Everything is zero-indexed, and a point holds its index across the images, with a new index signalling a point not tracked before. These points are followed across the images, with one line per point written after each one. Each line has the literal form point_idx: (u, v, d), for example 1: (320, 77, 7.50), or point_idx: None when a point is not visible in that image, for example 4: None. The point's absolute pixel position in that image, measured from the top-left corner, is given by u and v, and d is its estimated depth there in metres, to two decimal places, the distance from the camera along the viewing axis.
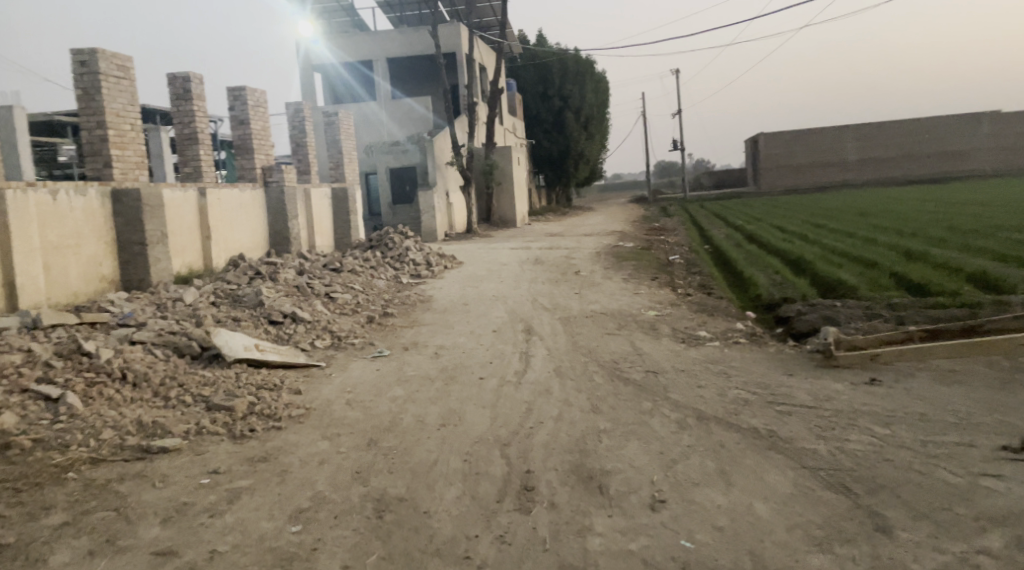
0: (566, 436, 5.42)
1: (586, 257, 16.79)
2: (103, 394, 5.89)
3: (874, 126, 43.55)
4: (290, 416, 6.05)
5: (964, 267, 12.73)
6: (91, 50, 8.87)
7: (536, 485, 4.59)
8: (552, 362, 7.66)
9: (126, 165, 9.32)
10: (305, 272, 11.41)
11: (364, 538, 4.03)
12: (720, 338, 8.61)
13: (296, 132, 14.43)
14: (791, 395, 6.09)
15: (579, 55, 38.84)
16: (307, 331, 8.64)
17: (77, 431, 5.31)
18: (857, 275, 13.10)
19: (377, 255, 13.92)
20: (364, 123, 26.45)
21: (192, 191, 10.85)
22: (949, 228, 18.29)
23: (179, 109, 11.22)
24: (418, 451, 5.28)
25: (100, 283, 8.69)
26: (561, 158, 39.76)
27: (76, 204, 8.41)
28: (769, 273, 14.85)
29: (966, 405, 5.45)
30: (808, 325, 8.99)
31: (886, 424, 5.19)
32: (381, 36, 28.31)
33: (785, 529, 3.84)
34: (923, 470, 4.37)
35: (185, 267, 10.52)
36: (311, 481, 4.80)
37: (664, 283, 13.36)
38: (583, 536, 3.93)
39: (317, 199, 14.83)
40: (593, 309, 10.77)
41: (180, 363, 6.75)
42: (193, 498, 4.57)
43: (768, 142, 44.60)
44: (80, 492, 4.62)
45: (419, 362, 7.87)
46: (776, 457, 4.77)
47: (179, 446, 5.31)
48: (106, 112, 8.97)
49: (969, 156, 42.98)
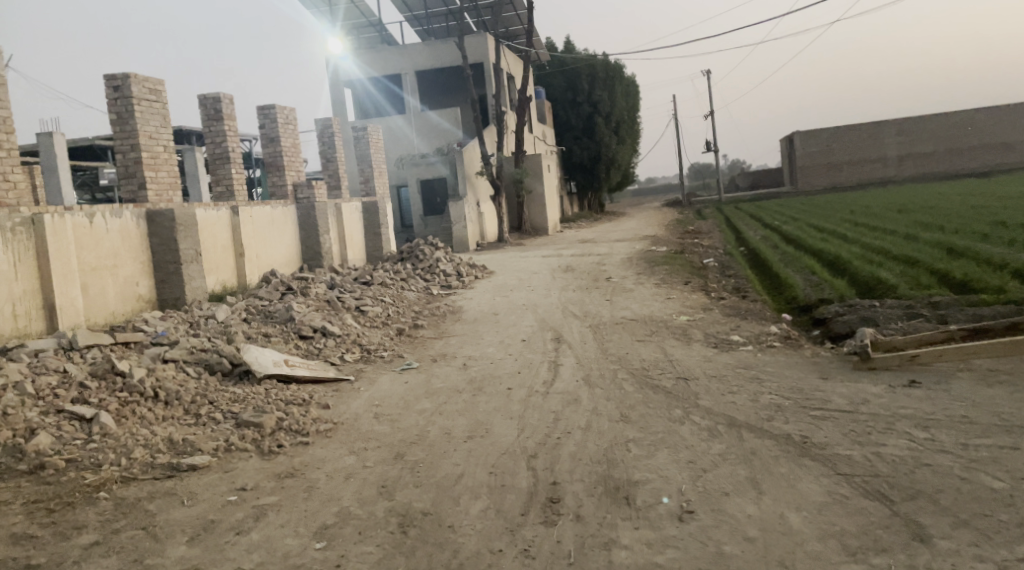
0: (594, 446, 5.34)
1: (618, 263, 16.65)
2: (135, 413, 5.96)
3: (914, 121, 42.57)
4: (318, 431, 6.06)
5: (1010, 262, 12.33)
6: (124, 75, 9.06)
7: (562, 497, 4.51)
8: (581, 371, 7.58)
9: (159, 186, 9.50)
10: (336, 286, 11.48)
11: (388, 554, 4.00)
12: (755, 342, 8.43)
13: (325, 148, 14.59)
14: (826, 399, 5.91)
15: (608, 60, 38.71)
16: (337, 345, 8.69)
17: (109, 450, 5.38)
18: (898, 274, 12.76)
19: (407, 267, 13.97)
20: (393, 137, 26.66)
21: (225, 209, 11.02)
22: (994, 223, 17.75)
23: (210, 129, 11.40)
24: (444, 464, 5.24)
25: (137, 302, 8.85)
26: (592, 164, 39.58)
27: (112, 227, 8.58)
28: (806, 274, 14.56)
29: (1011, 407, 5.22)
30: (845, 326, 8.77)
31: (925, 427, 5.00)
32: (409, 50, 28.58)
33: (818, 539, 3.71)
34: (964, 475, 4.19)
35: (219, 285, 10.67)
36: (337, 496, 4.79)
37: (697, 287, 13.18)
38: (608, 549, 3.84)
39: (348, 214, 14.97)
40: (624, 316, 10.65)
41: (211, 380, 6.81)
42: (221, 515, 4.59)
43: (803, 141, 43.95)
44: (111, 511, 4.68)
45: (447, 374, 7.84)
46: (810, 464, 4.62)
47: (208, 463, 5.35)
48: (139, 135, 9.16)
49: (1015, 148, 41.73)
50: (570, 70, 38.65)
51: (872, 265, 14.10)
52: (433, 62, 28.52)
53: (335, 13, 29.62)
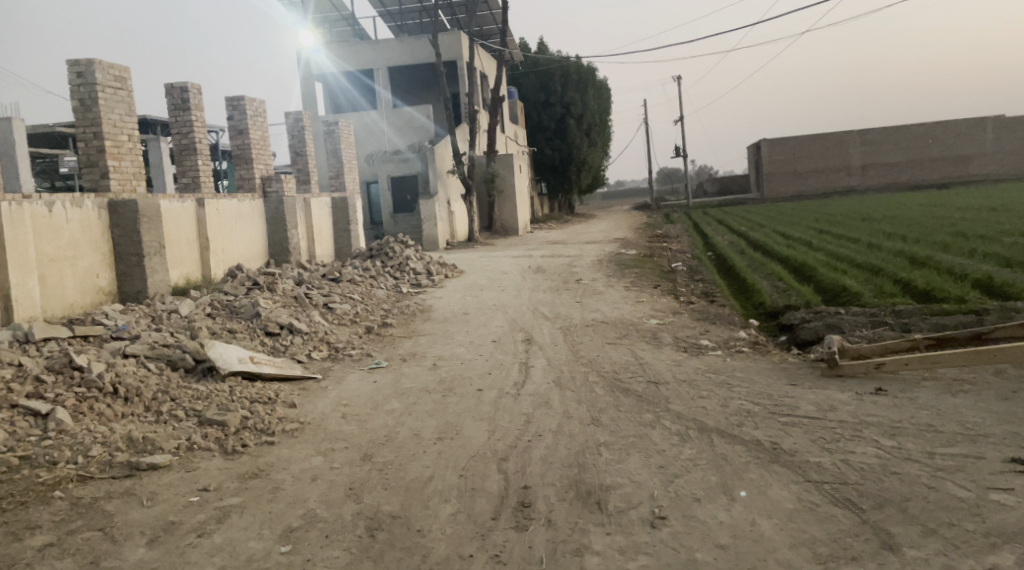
0: (566, 449, 5.31)
1: (588, 264, 16.71)
2: (93, 409, 5.78)
3: (878, 131, 43.48)
4: (284, 431, 5.92)
5: (970, 272, 12.62)
6: (88, 61, 8.81)
7: (533, 502, 4.47)
8: (552, 373, 7.56)
9: (123, 176, 9.24)
10: (304, 282, 11.28)
11: (356, 558, 3.92)
12: (723, 347, 8.48)
13: (295, 141, 14.35)
14: (795, 405, 5.96)
15: (581, 63, 38.89)
16: (304, 342, 8.54)
17: (65, 448, 5.20)
18: (862, 282, 12.99)
19: (377, 264, 13.80)
20: (364, 132, 26.36)
21: (190, 201, 10.78)
22: (954, 234, 18.16)
23: (177, 119, 11.14)
24: (413, 466, 5.16)
25: (96, 295, 8.60)
26: (563, 166, 39.68)
27: (71, 216, 8.32)
28: (773, 280, 14.74)
29: (974, 415, 5.31)
30: (811, 333, 8.86)
31: (891, 435, 5.07)
32: (382, 45, 28.35)
33: (789, 546, 3.71)
34: (931, 484, 4.23)
35: (183, 278, 10.43)
36: (303, 498, 4.68)
37: (666, 291, 13.25)
38: (581, 556, 3.80)
39: (317, 209, 14.75)
40: (595, 318, 10.65)
41: (173, 376, 6.63)
42: (182, 516, 4.46)
43: (771, 149, 44.56)
44: (66, 511, 4.52)
45: (416, 374, 7.75)
46: (780, 470, 4.64)
47: (169, 462, 5.20)
48: (102, 123, 8.91)
49: (974, 161, 42.85)
50: (543, 71, 38.68)
51: (837, 272, 14.33)
52: (407, 58, 28.34)
53: (308, 6, 29.23)
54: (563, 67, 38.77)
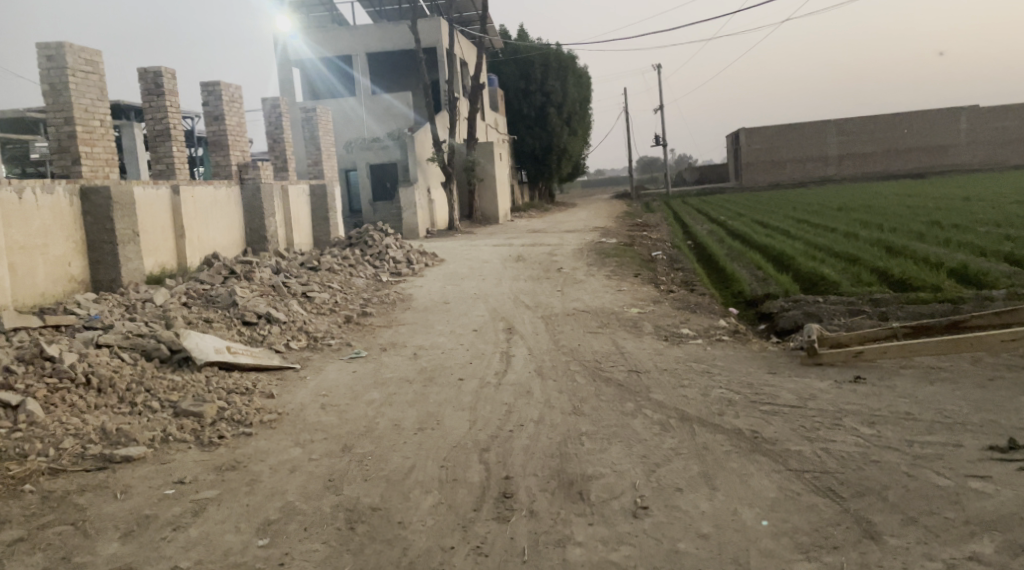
0: (547, 439, 5.28)
1: (568, 253, 16.68)
2: (65, 401, 5.66)
3: (855, 122, 43.88)
4: (261, 422, 5.84)
5: (945, 261, 12.77)
6: (58, 44, 8.59)
7: (515, 492, 4.44)
8: (533, 362, 7.52)
9: (95, 162, 9.02)
10: (281, 271, 11.14)
11: (335, 551, 3.86)
12: (704, 335, 8.49)
13: (272, 128, 14.14)
14: (774, 394, 5.97)
15: (561, 51, 38.77)
16: (282, 331, 8.42)
17: (37, 440, 5.08)
18: (840, 271, 13.10)
19: (356, 253, 13.69)
20: (343, 119, 26.05)
21: (165, 188, 10.58)
22: (929, 223, 18.35)
23: (150, 104, 10.92)
24: (393, 457, 5.10)
25: (68, 284, 8.41)
26: (544, 154, 39.58)
27: (43, 203, 8.13)
28: (752, 269, 14.83)
29: (952, 403, 5.35)
30: (790, 321, 8.89)
31: (871, 424, 5.09)
32: (361, 31, 28.03)
33: (771, 536, 3.71)
34: (911, 472, 4.25)
35: (158, 267, 10.26)
36: (281, 491, 4.61)
37: (647, 280, 13.28)
38: (563, 547, 3.77)
39: (295, 197, 14.57)
40: (576, 307, 10.63)
41: (148, 367, 6.50)
42: (157, 509, 4.37)
43: (750, 138, 44.74)
44: (37, 505, 4.41)
45: (397, 364, 7.68)
46: (761, 460, 4.64)
47: (144, 455, 5.10)
48: (74, 107, 8.70)
49: (948, 151, 43.37)
50: (523, 59, 38.51)
51: (815, 261, 14.41)
52: (386, 45, 28.04)
53: None
54: (543, 55, 38.60)
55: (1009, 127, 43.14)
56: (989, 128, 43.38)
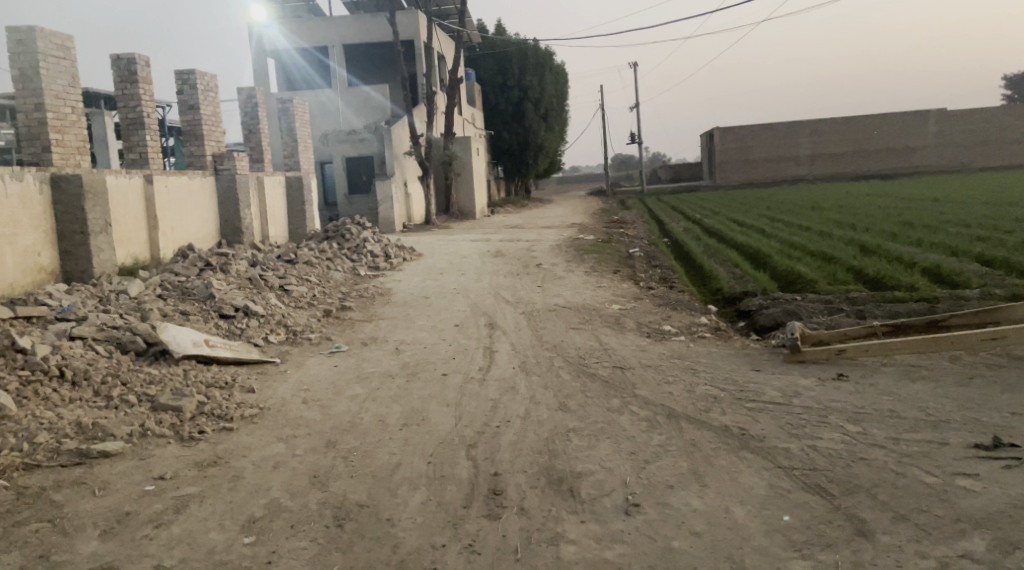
0: (534, 436, 5.24)
1: (547, 249, 16.67)
2: (39, 394, 5.50)
3: (827, 122, 44.48)
4: (242, 417, 5.73)
5: (918, 261, 12.99)
6: (29, 28, 8.35)
7: (504, 489, 4.40)
8: (517, 358, 7.48)
9: (66, 150, 8.78)
10: (258, 263, 10.96)
11: (324, 549, 3.78)
12: (686, 332, 8.51)
13: (247, 118, 13.91)
14: (760, 391, 6.00)
15: (538, 46, 38.60)
16: (261, 325, 8.26)
17: (9, 434, 4.92)
18: (816, 269, 13.23)
19: (333, 246, 13.53)
20: (319, 111, 25.73)
21: (138, 178, 10.35)
22: (902, 223, 18.64)
23: (123, 92, 10.67)
24: (379, 453, 5.03)
25: (38, 274, 8.19)
26: (520, 149, 39.52)
27: (11, 191, 7.89)
28: (729, 266, 14.93)
29: (935, 401, 5.41)
30: (770, 319, 8.93)
31: (856, 421, 5.12)
32: (337, 22, 27.71)
33: (764, 534, 3.71)
34: (898, 470, 4.28)
35: (130, 258, 10.03)
36: (265, 487, 4.52)
37: (627, 277, 13.27)
38: (556, 545, 3.74)
39: (270, 188, 14.36)
40: (557, 303, 10.60)
41: (123, 360, 6.34)
42: (137, 506, 4.25)
43: (724, 138, 45.05)
44: (11, 501, 4.28)
45: (379, 359, 7.58)
46: (750, 457, 4.65)
47: (122, 450, 4.97)
48: (45, 93, 8.49)
49: (917, 153, 44.18)
50: (500, 54, 38.38)
51: (791, 260, 14.55)
52: (363, 36, 27.76)
53: None
54: (521, 50, 38.44)
55: (976, 130, 44.05)
56: (957, 131, 44.23)
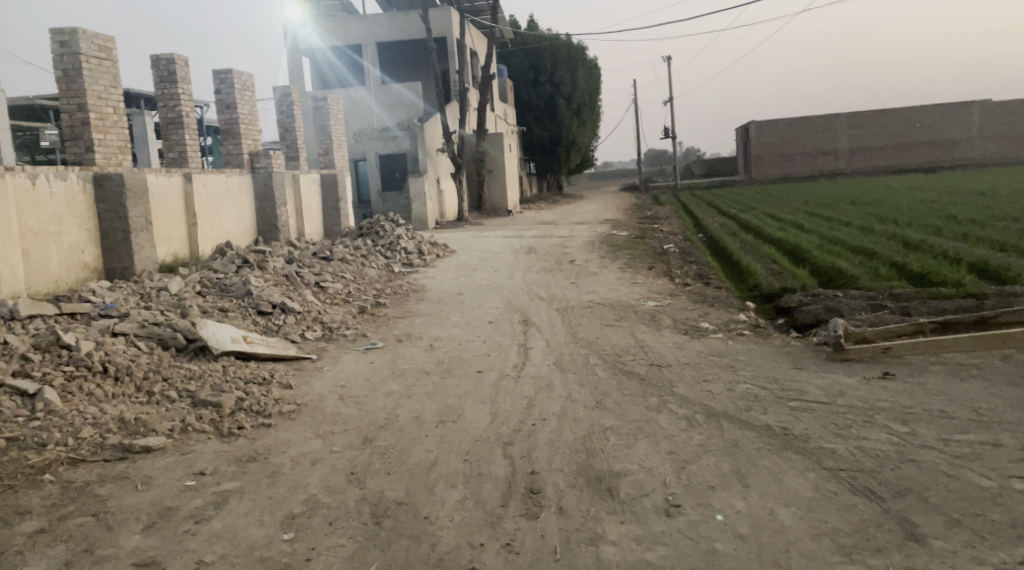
0: (571, 434, 5.18)
1: (580, 245, 16.56)
2: (83, 389, 5.59)
3: (866, 115, 43.58)
4: (280, 413, 5.76)
5: (965, 256, 12.57)
6: (72, 30, 8.52)
7: (542, 488, 4.35)
8: (552, 355, 7.43)
9: (108, 150, 8.92)
10: (294, 261, 11.04)
11: (361, 547, 3.77)
12: (724, 329, 8.37)
13: (283, 117, 14.02)
14: (802, 390, 5.86)
15: (571, 42, 38.38)
16: (297, 321, 8.31)
17: (55, 429, 5.01)
18: (857, 265, 12.90)
19: (367, 243, 13.57)
20: (352, 109, 25.89)
21: (177, 177, 10.50)
22: (945, 218, 18.13)
23: (163, 92, 10.81)
24: (415, 451, 5.02)
25: (81, 272, 8.33)
26: (552, 145, 39.39)
27: (56, 189, 8.04)
28: (767, 263, 14.66)
29: (988, 402, 5.23)
30: (811, 316, 8.75)
31: (905, 421, 4.97)
32: (371, 21, 27.81)
33: (811, 537, 3.61)
34: (950, 472, 4.14)
35: (170, 255, 10.18)
36: (303, 483, 4.53)
37: (661, 273, 13.12)
38: (595, 545, 3.68)
39: (306, 186, 14.47)
40: (592, 299, 10.52)
41: (164, 356, 6.42)
42: (178, 502, 4.29)
43: (760, 131, 44.35)
44: (58, 495, 4.36)
45: (414, 356, 7.59)
46: (794, 457, 4.54)
47: (164, 445, 5.04)
48: (87, 94, 8.63)
49: (960, 145, 43.05)
50: (532, 50, 38.22)
51: (832, 255, 14.20)
52: (396, 34, 27.83)
53: None
54: (554, 46, 38.20)
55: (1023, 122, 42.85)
56: (1003, 122, 42.96)
